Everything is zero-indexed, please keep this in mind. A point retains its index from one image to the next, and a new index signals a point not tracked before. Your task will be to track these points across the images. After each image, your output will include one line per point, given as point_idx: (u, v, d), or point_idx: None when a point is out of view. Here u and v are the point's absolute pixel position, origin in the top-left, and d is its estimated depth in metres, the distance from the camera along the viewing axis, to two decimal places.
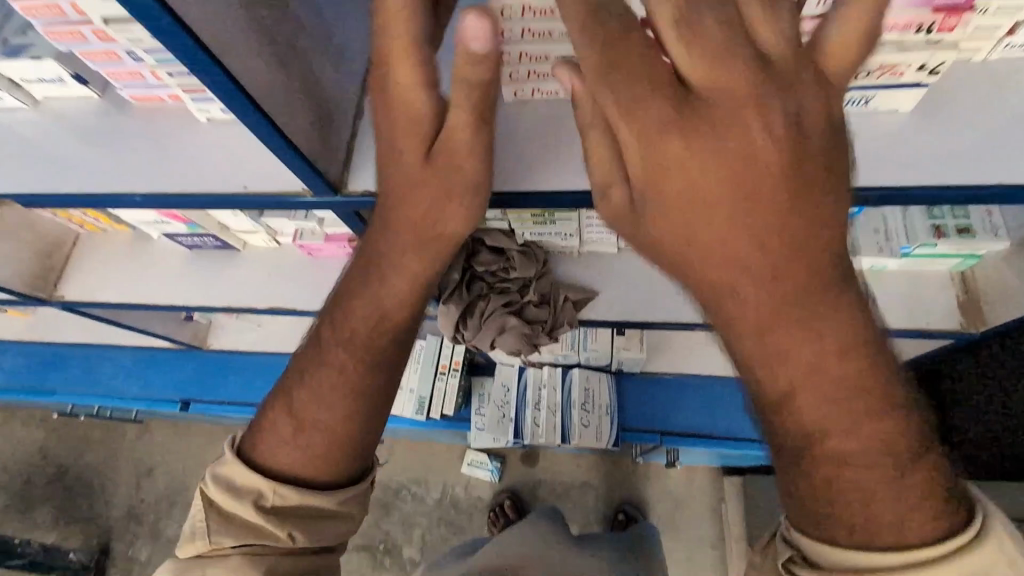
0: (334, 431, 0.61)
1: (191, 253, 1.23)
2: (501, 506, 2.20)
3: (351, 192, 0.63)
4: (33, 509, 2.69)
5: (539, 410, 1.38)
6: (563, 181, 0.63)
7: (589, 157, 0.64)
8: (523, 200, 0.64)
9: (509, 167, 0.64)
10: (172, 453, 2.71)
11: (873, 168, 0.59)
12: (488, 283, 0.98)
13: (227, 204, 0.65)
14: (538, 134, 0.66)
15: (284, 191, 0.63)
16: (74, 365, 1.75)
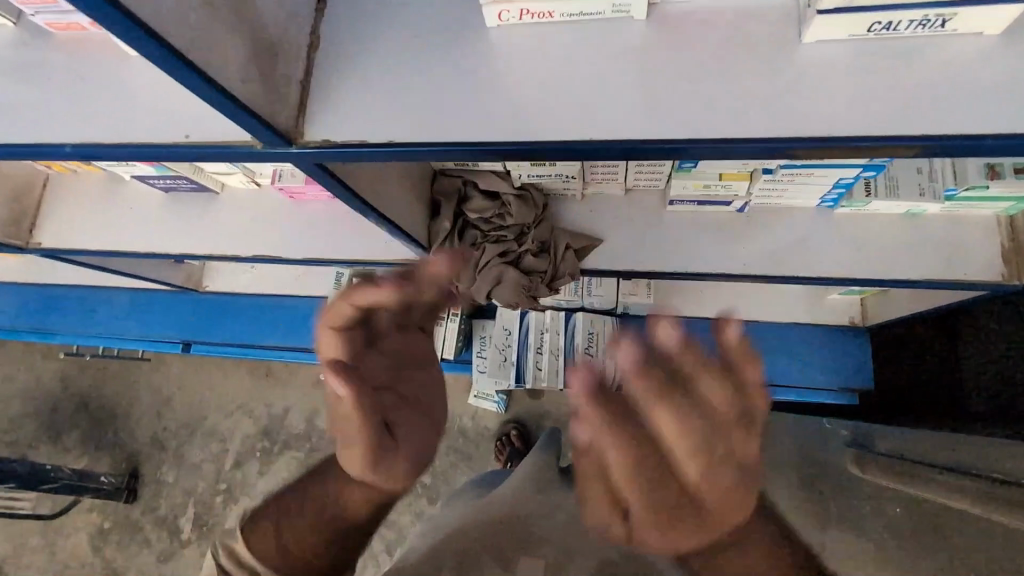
0: (319, 537, 0.58)
1: (168, 196, 1.15)
2: (508, 437, 2.24)
3: (306, 144, 0.55)
4: (62, 434, 2.80)
5: (540, 354, 1.34)
6: (558, 126, 0.55)
7: (589, 100, 0.55)
8: (508, 150, 0.55)
9: (497, 113, 0.55)
10: (188, 383, 2.79)
11: (926, 112, 0.50)
12: (482, 233, 0.90)
13: (165, 156, 0.56)
14: (526, 66, 0.56)
15: (230, 141, 0.54)
16: (74, 305, 1.74)
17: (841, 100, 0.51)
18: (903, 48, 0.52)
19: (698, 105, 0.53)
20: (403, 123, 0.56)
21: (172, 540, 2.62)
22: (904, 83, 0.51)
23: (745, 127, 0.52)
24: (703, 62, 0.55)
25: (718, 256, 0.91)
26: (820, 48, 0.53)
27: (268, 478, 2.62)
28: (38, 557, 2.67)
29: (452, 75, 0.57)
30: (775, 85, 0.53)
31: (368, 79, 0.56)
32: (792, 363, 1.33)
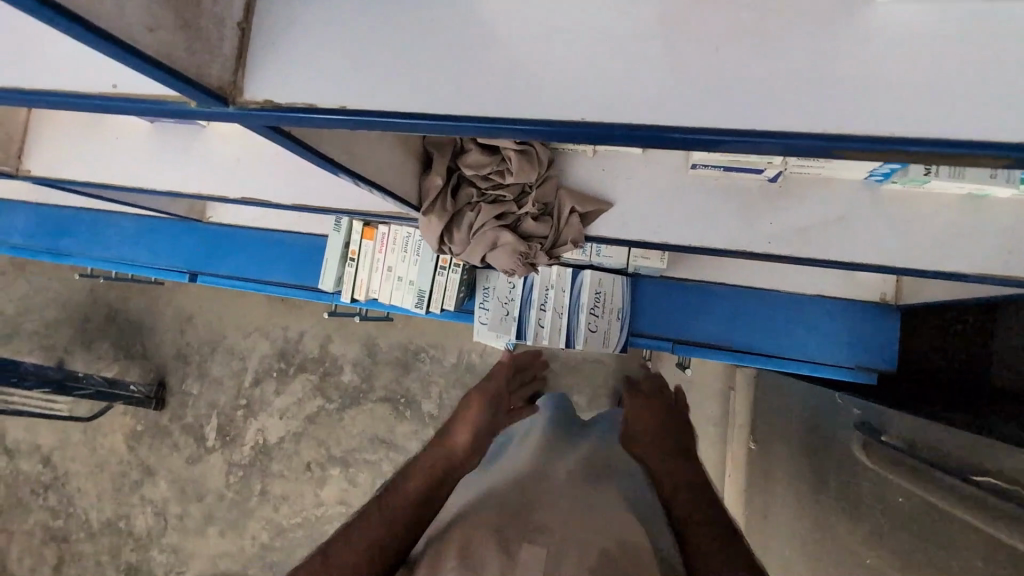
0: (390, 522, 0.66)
1: (155, 127, 1.08)
2: None
3: (244, 104, 0.48)
4: (94, 342, 2.94)
5: (545, 311, 1.26)
6: (548, 97, 0.46)
7: (596, 66, 0.46)
8: (474, 125, 0.47)
9: (481, 79, 0.47)
10: (208, 303, 2.85)
11: (991, 113, 0.41)
12: (478, 192, 0.82)
13: (93, 108, 0.49)
14: (515, 16, 0.47)
15: (160, 96, 0.47)
16: (84, 227, 1.72)
17: (896, 89, 0.42)
18: (1004, 16, 0.41)
19: (727, 81, 0.45)
20: (367, 84, 0.48)
21: (199, 446, 2.79)
22: (986, 66, 0.41)
23: (773, 117, 0.44)
24: (746, 23, 0.45)
25: (741, 230, 0.82)
26: (904, 11, 0.43)
27: (285, 397, 2.73)
28: (80, 452, 2.89)
29: (434, 25, 0.48)
30: (825, 57, 0.44)
31: (330, 26, 0.48)
32: (811, 335, 1.25)
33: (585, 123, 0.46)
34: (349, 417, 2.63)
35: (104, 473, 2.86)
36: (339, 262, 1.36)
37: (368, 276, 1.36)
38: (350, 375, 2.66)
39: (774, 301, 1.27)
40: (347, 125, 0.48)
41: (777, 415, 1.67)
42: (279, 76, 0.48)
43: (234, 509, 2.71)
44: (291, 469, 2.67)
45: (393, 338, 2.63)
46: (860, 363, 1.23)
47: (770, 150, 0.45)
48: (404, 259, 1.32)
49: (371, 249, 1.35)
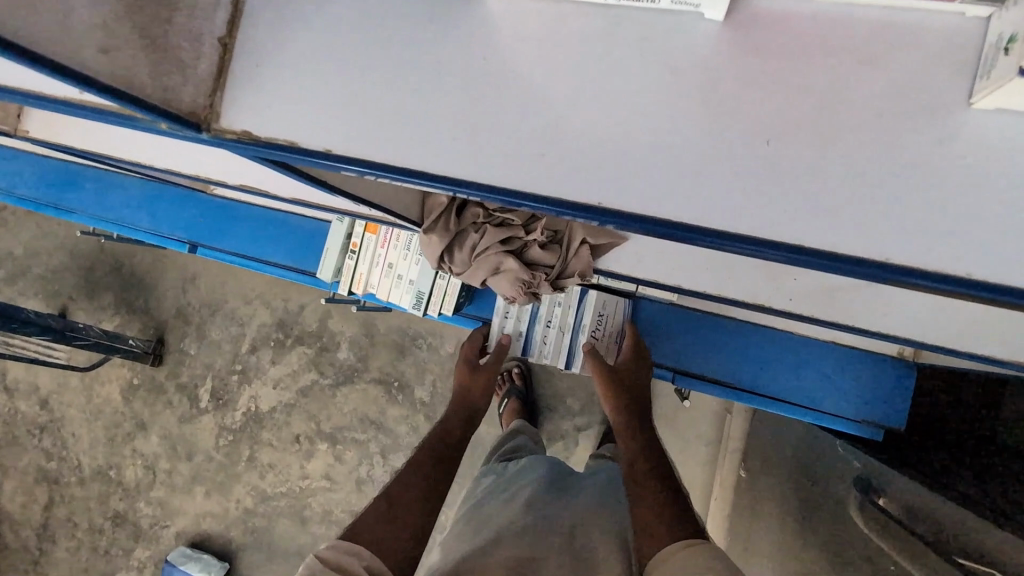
0: (412, 509, 0.89)
1: None
2: (509, 373, 2.10)
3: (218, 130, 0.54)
4: (98, 293, 2.92)
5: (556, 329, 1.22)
6: (566, 166, 0.50)
7: (656, 146, 0.49)
8: (471, 191, 0.52)
9: (539, 145, 0.50)
10: (213, 267, 2.82)
11: (996, 253, 0.45)
12: (485, 212, 0.76)
13: (78, 114, 0.56)
14: (562, 76, 0.50)
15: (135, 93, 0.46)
16: (91, 185, 1.70)
17: (925, 211, 0.46)
18: None
19: (782, 178, 0.48)
20: (426, 146, 0.52)
21: (192, 406, 2.80)
22: (1012, 195, 0.45)
23: (795, 228, 0.48)
24: (820, 117, 0.48)
25: (762, 283, 0.79)
26: (983, 120, 0.46)
27: (280, 367, 2.71)
28: (76, 399, 2.91)
29: (512, 90, 0.51)
30: (885, 164, 0.47)
31: (416, 78, 0.52)
32: (820, 382, 1.20)
33: (602, 208, 0.50)
34: (341, 394, 2.63)
35: (98, 422, 2.88)
36: (339, 254, 1.33)
37: (368, 270, 1.32)
38: (346, 353, 2.64)
39: (788, 341, 1.22)
40: (381, 179, 0.53)
41: (775, 447, 1.61)
42: (262, 119, 0.53)
43: (221, 472, 2.73)
44: (280, 439, 2.67)
45: (392, 321, 2.61)
46: (867, 418, 1.18)
47: (776, 258, 0.49)
48: (405, 256, 1.28)
49: (374, 244, 1.30)
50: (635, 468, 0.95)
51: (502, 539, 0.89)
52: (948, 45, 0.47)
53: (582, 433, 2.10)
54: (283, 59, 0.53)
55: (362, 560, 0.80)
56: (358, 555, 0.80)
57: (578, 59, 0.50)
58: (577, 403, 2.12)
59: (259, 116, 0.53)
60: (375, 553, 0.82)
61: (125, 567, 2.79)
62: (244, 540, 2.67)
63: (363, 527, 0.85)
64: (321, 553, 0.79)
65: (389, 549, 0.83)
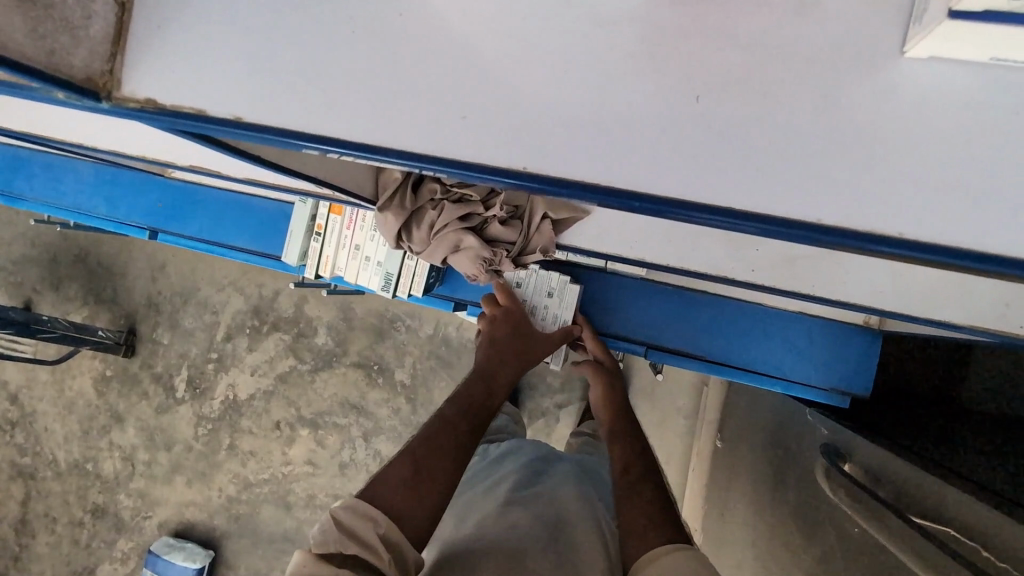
0: (436, 474, 0.79)
1: None
2: None
3: (122, 100, 0.51)
4: (63, 285, 2.83)
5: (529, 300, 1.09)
6: (498, 130, 0.49)
7: (590, 110, 0.48)
8: (400, 159, 0.51)
9: (472, 106, 0.49)
10: (183, 253, 2.75)
11: (936, 213, 0.45)
12: (441, 189, 0.74)
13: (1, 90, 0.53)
14: (492, 34, 0.49)
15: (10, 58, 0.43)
16: (41, 171, 1.62)
17: (862, 170, 0.46)
18: (1003, 96, 0.44)
19: (716, 137, 0.47)
20: (356, 114, 0.50)
21: (168, 397, 2.75)
22: (957, 146, 0.44)
23: (737, 188, 0.47)
24: (755, 70, 0.47)
25: (725, 256, 0.78)
26: (925, 70, 0.45)
27: (257, 354, 2.67)
28: (48, 392, 2.84)
29: (446, 51, 0.49)
30: (821, 120, 0.46)
31: (343, 38, 0.50)
32: (788, 351, 1.21)
33: (527, 174, 0.49)
34: (321, 379, 2.60)
35: (72, 415, 2.82)
36: (304, 237, 1.30)
37: (334, 252, 1.29)
38: (323, 338, 2.60)
39: (759, 312, 1.23)
40: (309, 149, 0.51)
41: (750, 418, 1.64)
42: (169, 89, 0.51)
43: (202, 461, 2.70)
44: (259, 426, 2.64)
45: (370, 304, 2.57)
46: (839, 388, 1.20)
47: (723, 225, 0.49)
48: (372, 237, 1.25)
49: (339, 225, 1.27)
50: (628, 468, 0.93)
51: (487, 529, 0.89)
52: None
53: (563, 410, 2.11)
54: (197, 22, 0.51)
55: (378, 527, 0.70)
56: (374, 522, 0.70)
57: (510, 13, 0.49)
58: (557, 381, 2.12)
59: (171, 86, 0.51)
60: (393, 522, 0.72)
61: (108, 558, 2.77)
62: (228, 527, 2.66)
63: (392, 487, 0.76)
64: (337, 515, 0.70)
65: (410, 520, 0.74)
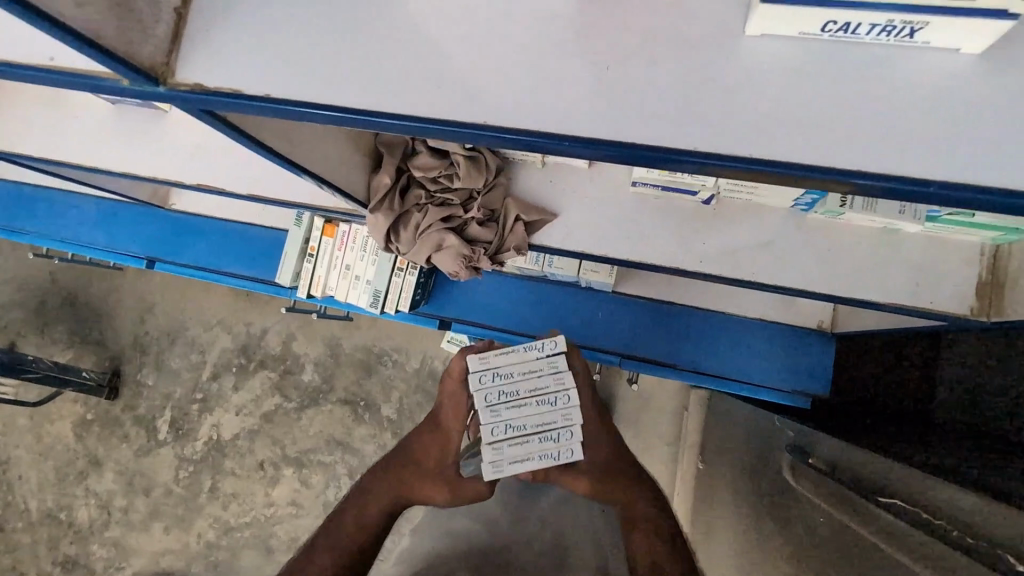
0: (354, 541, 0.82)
1: (117, 109, 1.09)
2: None
3: (176, 85, 0.50)
4: (50, 328, 2.84)
5: (494, 376, 0.86)
6: (462, 98, 0.51)
7: (523, 74, 0.51)
8: (397, 124, 0.51)
9: (426, 73, 0.51)
10: (171, 294, 2.78)
11: (853, 150, 0.47)
12: (426, 194, 0.86)
13: (36, 83, 0.51)
14: (415, 14, 0.52)
15: (98, 73, 0.49)
16: (44, 207, 1.71)
17: (770, 122, 0.48)
18: (860, 60, 0.48)
19: (636, 99, 0.50)
20: (329, 83, 0.51)
21: (150, 439, 2.72)
22: (842, 101, 0.48)
23: (676, 134, 0.49)
24: (645, 47, 0.50)
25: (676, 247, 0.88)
26: (764, 46, 0.49)
27: (242, 393, 2.68)
28: (25, 437, 2.79)
29: (390, 29, 0.52)
30: (718, 82, 0.49)
31: (311, 15, 0.51)
32: (750, 357, 1.31)
33: (490, 127, 0.50)
34: (307, 417, 2.61)
35: (48, 461, 2.76)
36: (297, 259, 1.37)
37: (326, 272, 1.37)
38: (310, 375, 2.63)
39: (720, 321, 1.33)
40: (322, 119, 0.51)
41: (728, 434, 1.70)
42: (208, 67, 0.50)
43: (181, 505, 2.65)
44: (242, 467, 2.62)
45: (357, 340, 2.61)
46: (796, 387, 1.29)
47: (692, 167, 0.50)
48: (361, 257, 1.34)
49: (331, 246, 1.36)
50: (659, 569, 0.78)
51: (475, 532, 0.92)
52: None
53: None
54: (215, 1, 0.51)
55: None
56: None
57: None
58: None
59: (209, 65, 0.50)
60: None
61: None
62: None
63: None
64: None
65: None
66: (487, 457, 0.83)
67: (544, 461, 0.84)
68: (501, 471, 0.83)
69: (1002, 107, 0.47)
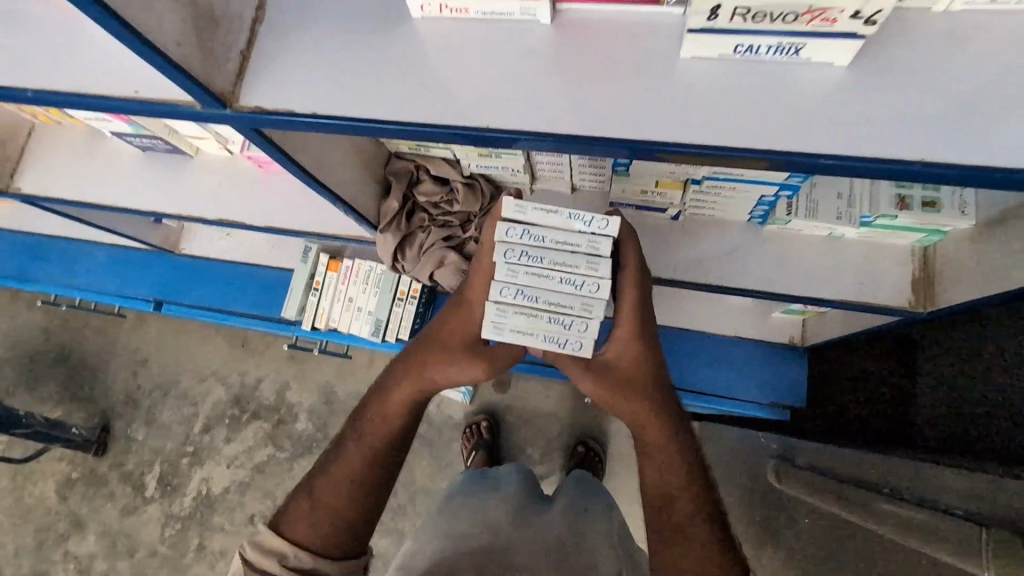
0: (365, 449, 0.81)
1: (147, 155, 1.21)
2: (476, 425, 2.09)
3: (239, 107, 0.61)
4: (39, 384, 2.81)
5: (523, 234, 0.77)
6: (455, 108, 0.59)
7: (503, 89, 0.59)
8: (404, 129, 0.59)
9: (419, 92, 0.60)
10: (165, 346, 2.79)
11: (797, 134, 0.54)
12: (429, 217, 0.98)
13: (121, 111, 0.63)
14: (409, 48, 0.61)
15: (176, 100, 0.61)
16: (57, 256, 1.79)
17: (717, 120, 0.55)
18: (781, 70, 0.56)
19: (599, 105, 0.57)
20: (343, 100, 0.60)
21: (136, 496, 2.65)
22: (777, 104, 0.55)
23: (639, 129, 0.56)
24: (604, 64, 0.59)
25: (654, 260, 0.99)
26: (697, 64, 0.57)
27: (235, 445, 2.66)
28: (5, 500, 2.71)
29: (386, 61, 0.61)
30: (668, 89, 0.57)
31: (323, 50, 0.61)
32: (730, 374, 1.40)
33: (481, 128, 0.58)
34: (300, 467, 2.59)
35: (27, 525, 2.66)
36: (303, 293, 1.46)
37: (330, 305, 1.46)
38: (303, 424, 2.63)
39: (700, 341, 1.42)
40: (340, 126, 0.60)
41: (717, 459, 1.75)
42: (264, 88, 0.61)
43: (165, 566, 2.55)
44: (231, 523, 2.56)
45: (352, 387, 2.64)
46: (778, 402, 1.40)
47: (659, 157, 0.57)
48: (363, 290, 1.43)
49: (335, 280, 1.45)
50: (669, 505, 0.78)
51: None
52: (641, 4, 0.58)
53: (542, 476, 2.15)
54: (257, 42, 0.62)
55: (285, 558, 0.73)
56: (283, 556, 0.73)
57: (420, 34, 0.62)
58: (535, 449, 2.10)
59: (252, 90, 0.61)
60: (306, 551, 0.74)
61: None
62: None
63: (320, 489, 0.79)
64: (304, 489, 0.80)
65: (331, 542, 0.75)
66: (490, 316, 0.79)
67: (546, 345, 0.79)
68: (501, 333, 0.79)
69: (918, 87, 0.54)
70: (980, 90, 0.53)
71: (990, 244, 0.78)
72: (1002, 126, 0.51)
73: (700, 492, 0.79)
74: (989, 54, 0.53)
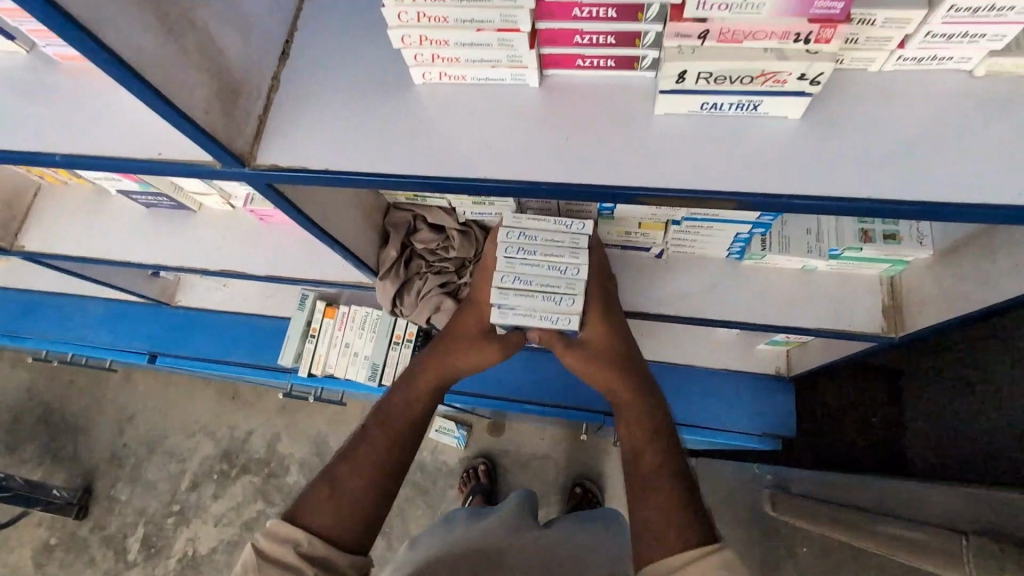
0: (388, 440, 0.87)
1: (151, 211, 1.26)
2: (474, 470, 2.07)
3: (258, 165, 0.66)
4: (20, 446, 2.72)
5: (519, 235, 0.87)
6: (457, 162, 0.65)
7: (499, 144, 0.65)
8: (410, 182, 0.64)
9: (421, 149, 0.66)
10: (153, 401, 2.75)
11: (766, 179, 0.60)
12: (427, 264, 1.03)
13: (143, 172, 0.68)
14: (412, 110, 0.68)
15: (198, 160, 0.67)
16: (51, 313, 1.80)
17: (692, 168, 0.62)
18: (746, 123, 0.63)
19: (586, 156, 0.64)
20: (353, 158, 0.65)
21: (117, 561, 2.53)
22: (745, 152, 0.62)
23: (625, 176, 0.62)
24: (588, 122, 0.65)
25: (640, 296, 1.04)
26: (671, 119, 0.64)
27: (223, 501, 2.58)
28: None
29: (390, 122, 0.67)
30: (647, 142, 0.63)
31: (331, 115, 0.68)
32: (721, 406, 1.44)
33: (480, 179, 0.64)
34: None
35: None
36: (299, 341, 1.47)
37: (326, 351, 1.48)
38: (295, 476, 2.57)
39: (689, 374, 1.46)
40: (350, 181, 0.65)
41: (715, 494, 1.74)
42: (281, 149, 0.66)
43: None
44: None
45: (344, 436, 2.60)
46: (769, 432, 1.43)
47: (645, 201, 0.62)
48: (360, 335, 1.46)
49: (331, 326, 1.47)
50: (640, 457, 0.84)
51: None
52: (617, 68, 0.66)
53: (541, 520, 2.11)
54: (271, 108, 0.68)
55: (299, 545, 0.72)
56: (296, 542, 0.72)
57: (419, 99, 0.68)
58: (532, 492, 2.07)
59: (268, 152, 0.66)
60: (314, 534, 0.74)
61: None
62: None
63: (341, 477, 0.81)
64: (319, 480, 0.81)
65: (339, 530, 0.76)
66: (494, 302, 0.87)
67: (542, 323, 0.88)
68: (506, 316, 0.88)
69: (866, 136, 0.61)
70: (917, 135, 0.60)
71: (950, 271, 0.85)
72: (944, 165, 0.58)
73: (666, 447, 0.84)
74: (921, 107, 0.61)
